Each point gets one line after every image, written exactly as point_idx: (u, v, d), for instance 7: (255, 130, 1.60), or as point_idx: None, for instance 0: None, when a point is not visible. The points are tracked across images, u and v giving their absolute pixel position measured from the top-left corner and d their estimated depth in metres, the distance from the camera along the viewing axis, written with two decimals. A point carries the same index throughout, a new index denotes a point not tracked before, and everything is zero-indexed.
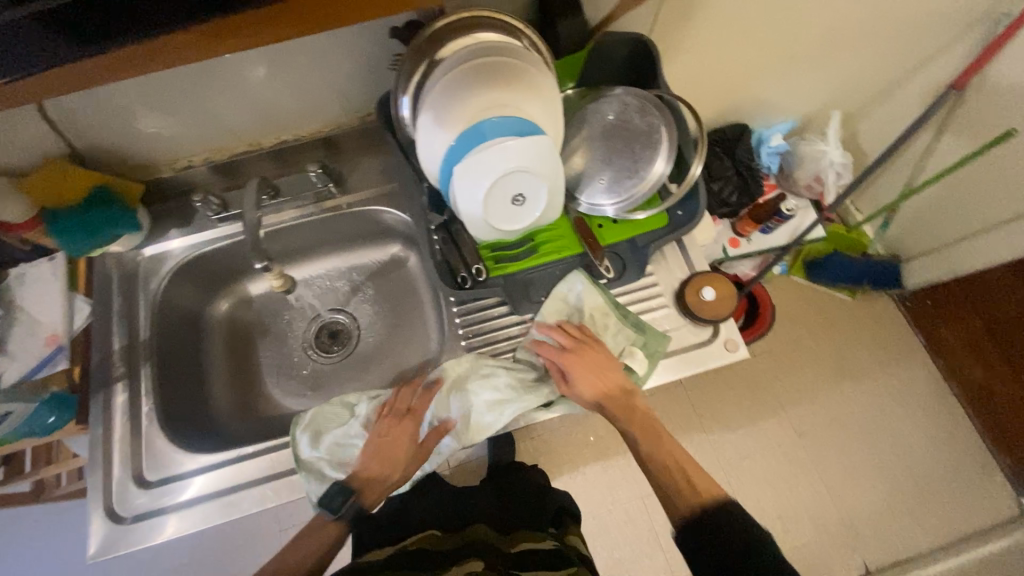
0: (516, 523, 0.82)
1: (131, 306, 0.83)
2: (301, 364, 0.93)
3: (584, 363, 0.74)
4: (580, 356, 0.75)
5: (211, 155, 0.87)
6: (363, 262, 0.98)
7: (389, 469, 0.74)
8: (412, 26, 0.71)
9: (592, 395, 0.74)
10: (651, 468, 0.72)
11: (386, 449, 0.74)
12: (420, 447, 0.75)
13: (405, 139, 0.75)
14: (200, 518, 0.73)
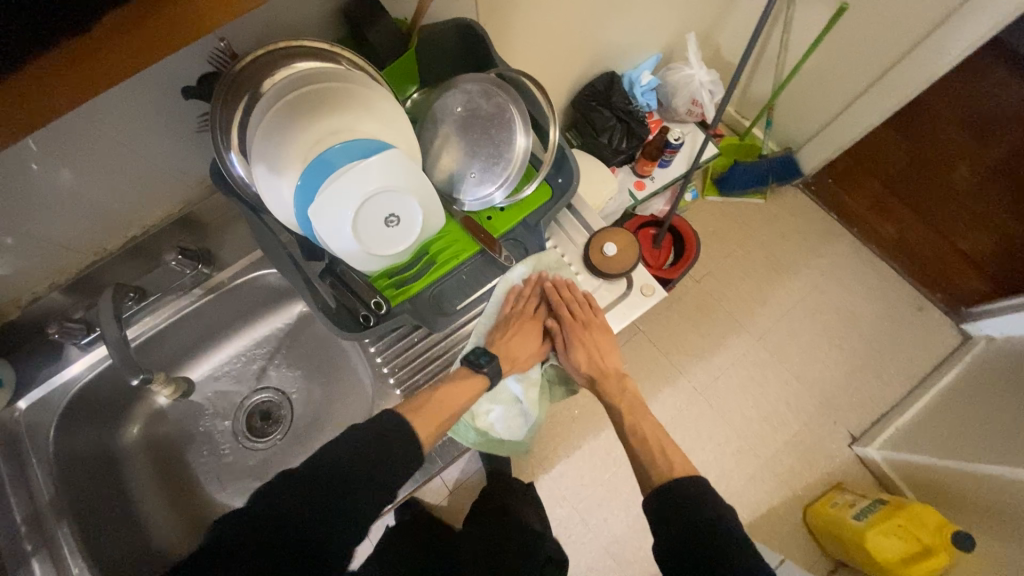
0: None
1: (23, 468, 0.74)
2: (239, 457, 0.88)
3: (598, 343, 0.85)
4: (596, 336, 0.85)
5: (55, 280, 0.77)
6: (270, 331, 0.93)
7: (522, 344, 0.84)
8: (207, 79, 0.65)
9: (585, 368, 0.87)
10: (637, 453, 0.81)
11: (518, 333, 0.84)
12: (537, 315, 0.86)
13: (254, 197, 0.70)
14: None
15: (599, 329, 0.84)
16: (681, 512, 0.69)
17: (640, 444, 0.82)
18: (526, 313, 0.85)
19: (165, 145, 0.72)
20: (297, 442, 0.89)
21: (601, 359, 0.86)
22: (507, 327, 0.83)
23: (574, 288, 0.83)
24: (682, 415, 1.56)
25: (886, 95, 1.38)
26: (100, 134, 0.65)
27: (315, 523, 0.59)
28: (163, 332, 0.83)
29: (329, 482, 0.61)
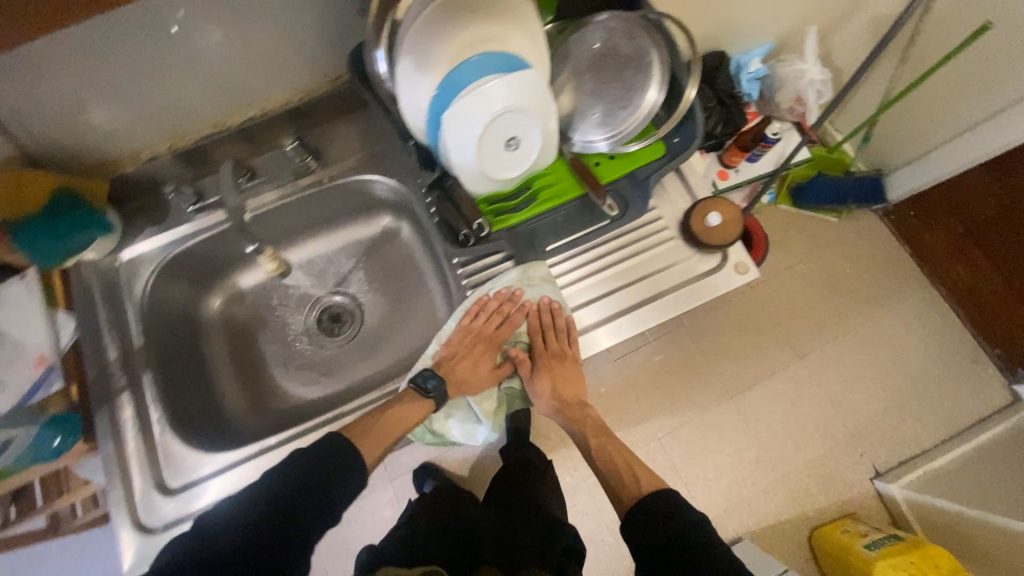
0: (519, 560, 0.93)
1: (120, 313, 0.79)
2: (306, 351, 0.91)
3: (561, 369, 0.80)
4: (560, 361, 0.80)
5: (174, 143, 0.80)
6: (353, 239, 0.94)
7: (472, 367, 0.80)
8: None
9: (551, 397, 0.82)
10: (607, 477, 0.79)
11: (468, 356, 0.80)
12: (497, 337, 0.80)
13: (385, 96, 0.70)
14: (234, 479, 0.73)
15: (563, 360, 0.79)
16: (664, 525, 0.67)
17: (605, 467, 0.80)
18: (485, 333, 0.80)
19: (305, 27, 0.72)
20: (362, 348, 0.92)
21: (561, 389, 0.82)
22: (466, 346, 0.80)
23: (558, 312, 0.78)
24: (707, 414, 1.56)
25: (1005, 130, 1.28)
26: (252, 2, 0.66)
27: (286, 536, 0.62)
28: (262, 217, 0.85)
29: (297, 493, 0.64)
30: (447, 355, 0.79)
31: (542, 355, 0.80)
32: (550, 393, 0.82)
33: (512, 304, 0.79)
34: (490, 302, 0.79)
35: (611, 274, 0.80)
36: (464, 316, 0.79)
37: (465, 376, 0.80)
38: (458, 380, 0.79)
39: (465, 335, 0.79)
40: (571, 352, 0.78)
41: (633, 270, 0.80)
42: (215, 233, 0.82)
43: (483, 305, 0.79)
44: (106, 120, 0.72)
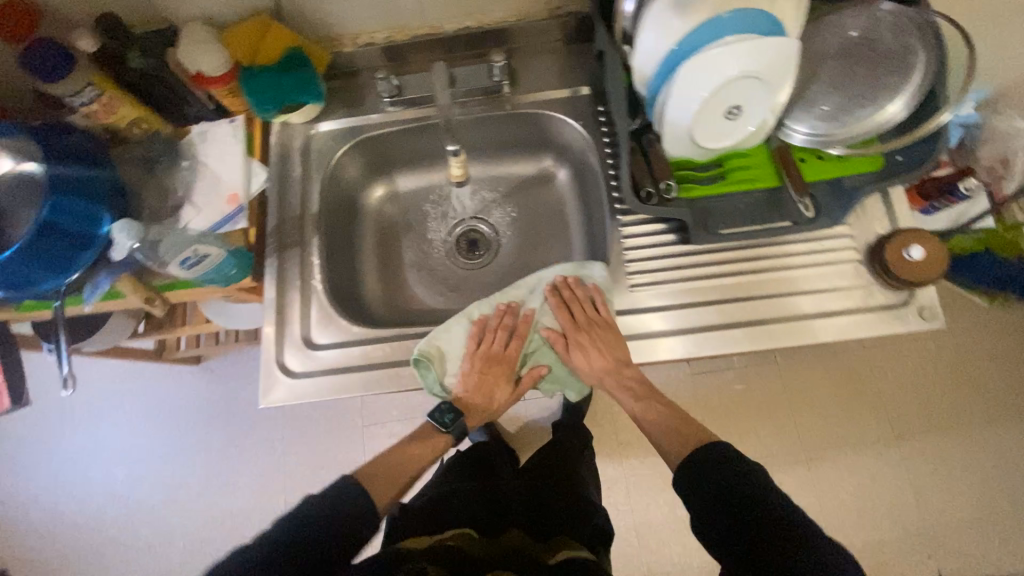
0: (551, 534, 0.90)
1: (305, 177, 0.85)
2: (441, 265, 0.95)
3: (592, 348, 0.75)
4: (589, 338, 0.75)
5: (390, 35, 0.84)
6: (511, 173, 0.96)
7: (488, 386, 0.79)
8: None
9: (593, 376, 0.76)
10: (663, 438, 0.74)
11: (482, 377, 0.78)
12: (508, 350, 0.77)
13: (617, 35, 0.69)
14: (361, 354, 0.77)
15: (599, 331, 0.74)
16: (715, 472, 0.65)
17: (660, 434, 0.75)
18: (496, 352, 0.77)
19: None
20: (491, 278, 0.94)
21: (607, 363, 0.75)
22: (481, 368, 0.78)
23: (581, 286, 0.77)
24: (771, 457, 1.48)
25: None
26: None
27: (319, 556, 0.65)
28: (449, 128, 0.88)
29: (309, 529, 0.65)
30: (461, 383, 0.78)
31: (570, 336, 0.76)
32: (600, 370, 0.75)
33: (518, 317, 0.78)
34: (490, 322, 0.78)
35: (780, 276, 0.76)
36: (465, 343, 0.77)
37: (483, 396, 0.79)
38: (482, 404, 0.80)
39: (475, 361, 0.77)
40: (603, 316, 0.74)
41: (803, 280, 0.75)
42: (406, 126, 0.87)
43: (483, 326, 0.78)
44: None
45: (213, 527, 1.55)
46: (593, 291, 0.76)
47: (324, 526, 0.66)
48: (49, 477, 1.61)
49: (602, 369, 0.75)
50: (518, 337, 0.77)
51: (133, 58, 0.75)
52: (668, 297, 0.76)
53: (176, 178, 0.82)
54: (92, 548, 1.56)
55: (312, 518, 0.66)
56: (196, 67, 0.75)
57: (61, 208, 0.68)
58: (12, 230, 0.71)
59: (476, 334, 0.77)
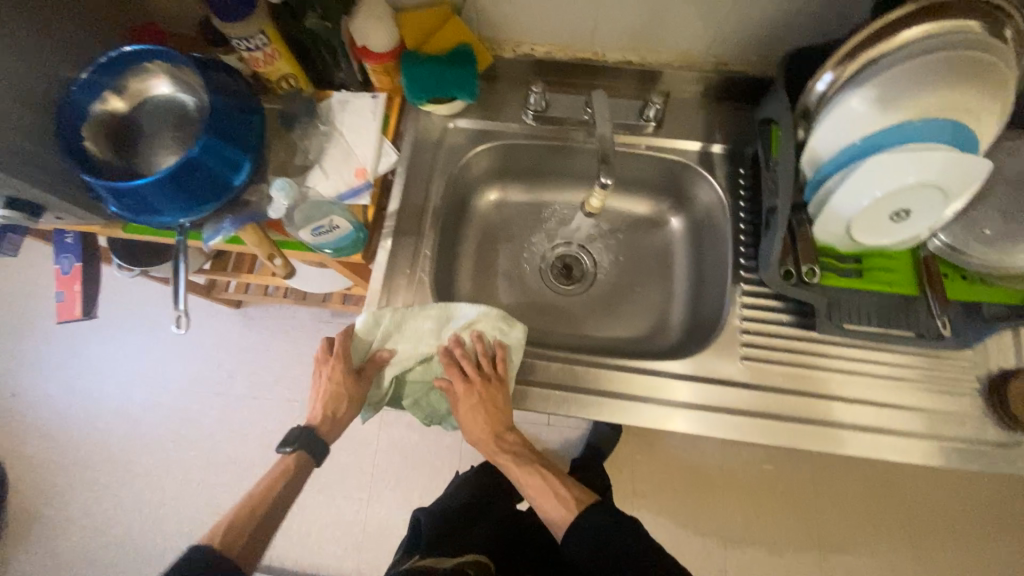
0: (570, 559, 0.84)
1: (433, 168, 0.85)
2: (534, 282, 0.94)
3: (479, 399, 0.72)
4: (483, 392, 0.72)
5: (553, 51, 0.84)
6: (625, 209, 0.95)
7: (340, 398, 0.74)
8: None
9: (479, 430, 0.72)
10: (543, 510, 0.72)
11: (334, 386, 0.74)
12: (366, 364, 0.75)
13: (798, 109, 0.66)
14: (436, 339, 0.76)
15: (494, 390, 0.73)
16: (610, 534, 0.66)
17: (541, 499, 0.72)
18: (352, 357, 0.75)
19: (756, 6, 0.72)
20: (582, 308, 0.92)
21: (492, 426, 0.72)
22: (338, 376, 0.74)
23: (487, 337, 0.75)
24: (786, 553, 1.38)
25: None
26: None
27: None
28: (584, 152, 0.88)
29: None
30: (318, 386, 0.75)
31: (469, 385, 0.73)
32: (483, 432, 0.72)
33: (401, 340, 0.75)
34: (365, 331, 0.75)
35: (891, 385, 0.74)
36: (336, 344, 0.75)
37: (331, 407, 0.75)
38: (328, 417, 0.74)
39: (334, 364, 0.74)
40: (499, 378, 0.73)
41: (914, 395, 0.73)
42: (544, 141, 0.87)
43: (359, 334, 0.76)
44: (532, 10, 0.77)
45: (211, 473, 1.53)
46: (497, 347, 0.74)
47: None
48: (67, 383, 1.61)
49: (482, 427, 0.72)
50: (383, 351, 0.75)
51: (310, 19, 0.75)
52: (775, 379, 0.74)
53: (312, 140, 0.82)
54: (83, 463, 1.55)
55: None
56: (364, 40, 0.76)
57: (210, 150, 0.68)
58: (154, 155, 0.71)
59: (343, 342, 0.75)
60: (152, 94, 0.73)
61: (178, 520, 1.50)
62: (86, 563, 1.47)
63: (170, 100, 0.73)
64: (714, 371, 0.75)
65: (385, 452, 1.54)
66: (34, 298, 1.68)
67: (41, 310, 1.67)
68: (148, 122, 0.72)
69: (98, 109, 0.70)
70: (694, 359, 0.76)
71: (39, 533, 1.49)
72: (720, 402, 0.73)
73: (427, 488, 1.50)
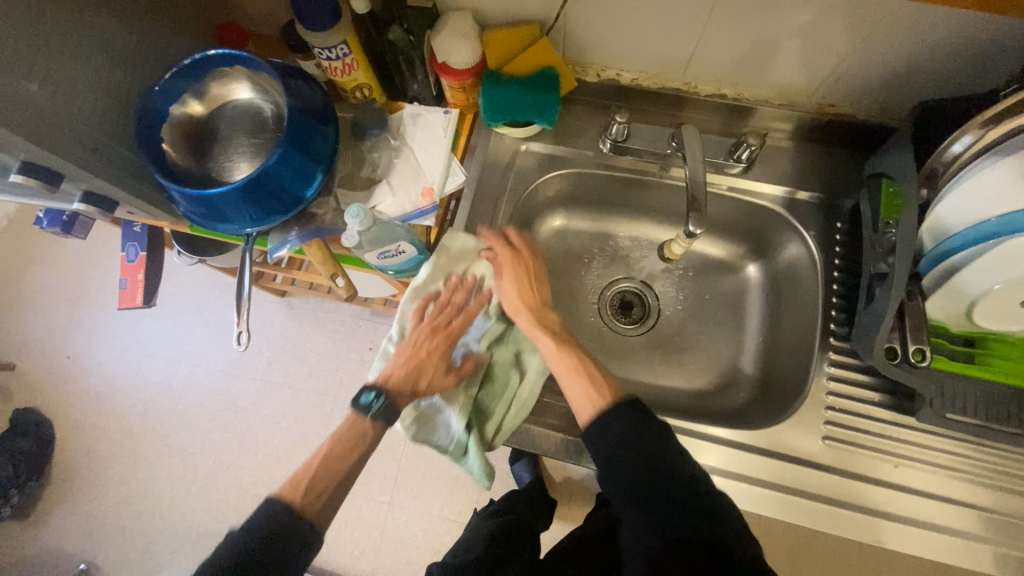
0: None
1: (500, 193, 0.81)
2: (591, 318, 0.89)
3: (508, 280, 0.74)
4: (514, 275, 0.74)
5: (639, 79, 0.79)
6: (698, 251, 0.88)
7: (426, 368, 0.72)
8: None
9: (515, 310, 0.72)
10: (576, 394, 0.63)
11: (417, 354, 0.73)
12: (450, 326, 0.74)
13: (924, 168, 0.60)
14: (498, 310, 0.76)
15: (523, 274, 0.74)
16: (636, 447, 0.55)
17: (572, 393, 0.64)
18: (438, 324, 0.74)
19: (883, 51, 0.64)
20: (641, 349, 0.87)
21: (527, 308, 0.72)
22: (420, 341, 0.73)
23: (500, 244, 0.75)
24: None
25: None
26: (863, 18, 0.60)
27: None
28: (662, 187, 0.82)
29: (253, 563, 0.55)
30: (398, 357, 0.73)
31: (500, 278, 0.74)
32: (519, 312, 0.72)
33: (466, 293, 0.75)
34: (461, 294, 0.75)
35: (992, 487, 0.65)
36: (413, 318, 0.74)
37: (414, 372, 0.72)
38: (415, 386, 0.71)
39: (417, 333, 0.74)
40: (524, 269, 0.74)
41: (1015, 501, 0.65)
42: (620, 173, 0.82)
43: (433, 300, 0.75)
44: (624, 38, 0.72)
45: (241, 456, 1.56)
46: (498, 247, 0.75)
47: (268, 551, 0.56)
48: (118, 351, 1.67)
49: (522, 300, 0.73)
50: (467, 317, 0.75)
51: (394, 31, 0.72)
52: (857, 465, 0.67)
53: (381, 154, 0.80)
54: (125, 431, 1.61)
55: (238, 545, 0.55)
56: (446, 56, 0.73)
57: (283, 163, 0.66)
58: (228, 160, 0.70)
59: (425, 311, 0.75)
60: (230, 99, 0.72)
61: (207, 499, 1.54)
62: (120, 527, 1.53)
63: (247, 105, 0.72)
64: (788, 447, 0.68)
65: (409, 458, 1.52)
66: (97, 266, 1.75)
67: (103, 278, 1.75)
68: (225, 125, 0.72)
69: (178, 112, 0.70)
70: (768, 431, 0.69)
71: (79, 492, 1.56)
72: (792, 484, 0.66)
73: (447, 499, 1.48)
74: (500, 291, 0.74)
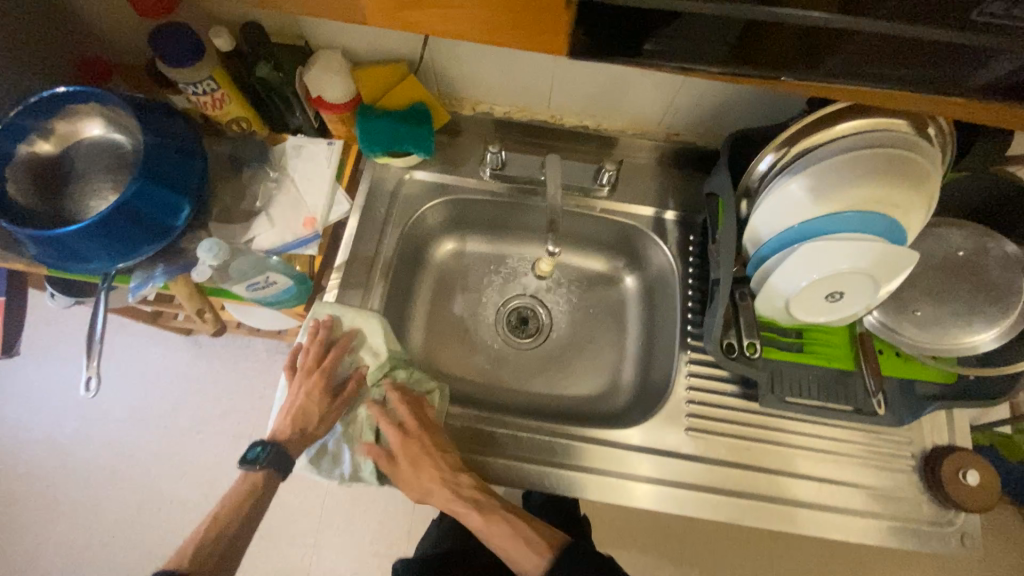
0: None
1: (387, 220, 0.83)
2: (488, 336, 0.92)
3: (408, 453, 0.68)
4: (417, 444, 0.69)
5: (513, 110, 0.86)
6: (582, 266, 0.95)
7: (307, 417, 0.70)
8: None
9: (423, 485, 0.67)
10: (516, 562, 0.65)
11: (299, 403, 0.71)
12: (323, 368, 0.72)
13: (741, 185, 0.70)
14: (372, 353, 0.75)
15: (428, 435, 0.69)
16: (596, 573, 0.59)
17: (510, 562, 0.66)
18: (313, 370, 0.72)
19: (706, 87, 0.74)
20: (536, 363, 0.90)
21: (440, 473, 0.67)
22: (299, 392, 0.71)
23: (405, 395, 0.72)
24: None
25: None
26: None
27: None
28: (541, 209, 0.88)
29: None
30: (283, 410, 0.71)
31: (404, 443, 0.69)
32: (430, 486, 0.67)
33: (334, 333, 0.74)
34: (331, 353, 0.72)
35: (833, 460, 0.74)
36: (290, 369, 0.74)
37: (297, 422, 0.69)
38: (301, 432, 0.69)
39: (294, 384, 0.72)
40: (425, 426, 0.70)
41: (850, 469, 0.74)
42: (501, 197, 0.87)
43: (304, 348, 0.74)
44: (489, 73, 0.78)
45: (143, 511, 1.42)
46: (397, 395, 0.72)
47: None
48: None
49: (430, 475, 0.67)
50: (338, 352, 0.72)
51: (261, 67, 0.73)
52: (720, 451, 0.74)
53: (260, 186, 0.79)
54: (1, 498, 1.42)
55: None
56: (318, 91, 0.75)
57: (143, 195, 0.65)
58: (82, 198, 0.67)
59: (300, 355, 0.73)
60: (83, 136, 0.70)
61: (103, 565, 1.38)
62: None
63: (103, 141, 0.70)
64: (661, 442, 0.74)
65: (334, 494, 1.45)
66: None
67: None
68: (80, 163, 0.69)
69: (24, 151, 0.67)
70: (642, 428, 0.75)
71: None
72: (666, 476, 0.72)
73: (376, 534, 1.42)
74: (403, 467, 0.69)
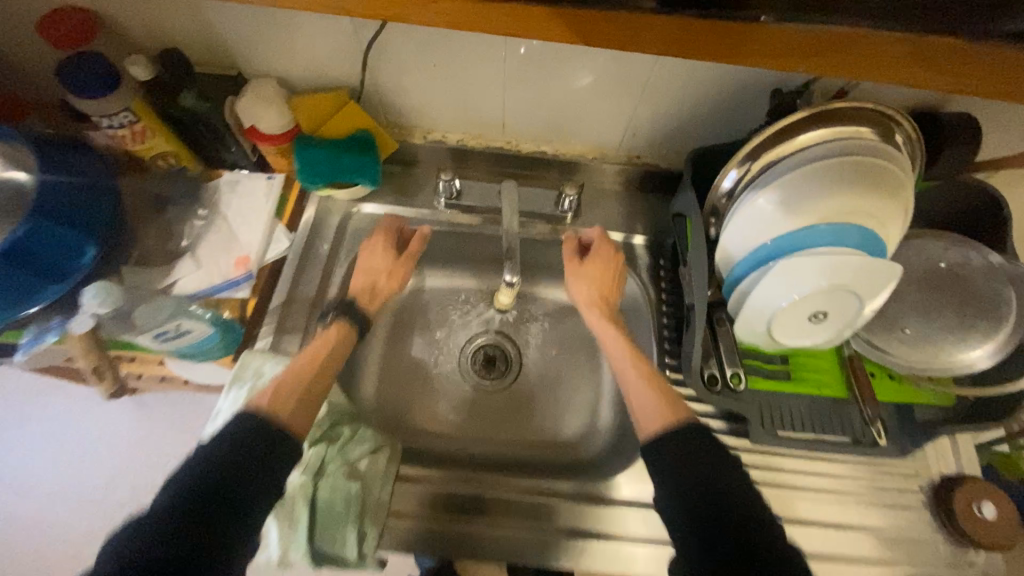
0: None
1: (332, 257, 0.76)
2: (451, 380, 0.83)
3: (590, 264, 0.73)
4: (598, 252, 0.74)
5: (466, 137, 0.81)
6: (551, 298, 0.87)
7: (374, 284, 0.72)
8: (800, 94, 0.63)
9: (589, 306, 0.71)
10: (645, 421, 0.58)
11: (367, 261, 0.73)
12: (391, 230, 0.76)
13: (707, 204, 0.65)
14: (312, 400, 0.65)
15: (609, 258, 0.74)
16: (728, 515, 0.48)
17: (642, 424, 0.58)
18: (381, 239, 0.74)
19: (661, 106, 0.71)
20: (505, 406, 0.82)
21: (605, 288, 0.72)
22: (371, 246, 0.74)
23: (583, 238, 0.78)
24: None
25: None
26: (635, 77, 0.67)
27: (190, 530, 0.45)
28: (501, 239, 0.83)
29: (224, 485, 0.47)
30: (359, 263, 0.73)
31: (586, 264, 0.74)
32: (596, 298, 0.72)
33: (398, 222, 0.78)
34: (395, 229, 0.76)
35: (837, 501, 0.66)
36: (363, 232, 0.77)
37: (370, 279, 0.72)
38: (371, 291, 0.72)
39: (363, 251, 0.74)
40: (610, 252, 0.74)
41: (857, 510, 0.66)
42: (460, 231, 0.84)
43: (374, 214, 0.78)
44: (437, 99, 0.74)
45: None
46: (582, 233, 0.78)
47: (259, 467, 0.49)
48: None
49: (596, 291, 0.72)
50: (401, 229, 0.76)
51: (186, 97, 0.67)
52: None
53: (187, 226, 0.73)
54: None
55: (201, 470, 0.48)
56: (251, 121, 0.69)
57: (37, 236, 0.58)
58: None
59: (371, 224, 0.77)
60: None
61: None
62: None
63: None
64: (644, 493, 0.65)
65: None
66: None
67: None
68: None
69: None
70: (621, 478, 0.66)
71: None
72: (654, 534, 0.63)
73: None
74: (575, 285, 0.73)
